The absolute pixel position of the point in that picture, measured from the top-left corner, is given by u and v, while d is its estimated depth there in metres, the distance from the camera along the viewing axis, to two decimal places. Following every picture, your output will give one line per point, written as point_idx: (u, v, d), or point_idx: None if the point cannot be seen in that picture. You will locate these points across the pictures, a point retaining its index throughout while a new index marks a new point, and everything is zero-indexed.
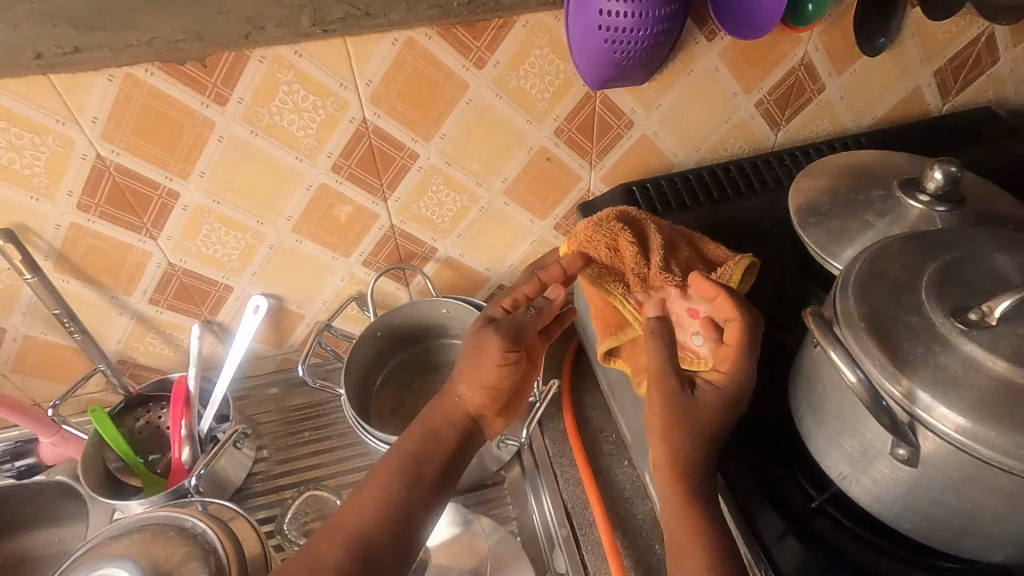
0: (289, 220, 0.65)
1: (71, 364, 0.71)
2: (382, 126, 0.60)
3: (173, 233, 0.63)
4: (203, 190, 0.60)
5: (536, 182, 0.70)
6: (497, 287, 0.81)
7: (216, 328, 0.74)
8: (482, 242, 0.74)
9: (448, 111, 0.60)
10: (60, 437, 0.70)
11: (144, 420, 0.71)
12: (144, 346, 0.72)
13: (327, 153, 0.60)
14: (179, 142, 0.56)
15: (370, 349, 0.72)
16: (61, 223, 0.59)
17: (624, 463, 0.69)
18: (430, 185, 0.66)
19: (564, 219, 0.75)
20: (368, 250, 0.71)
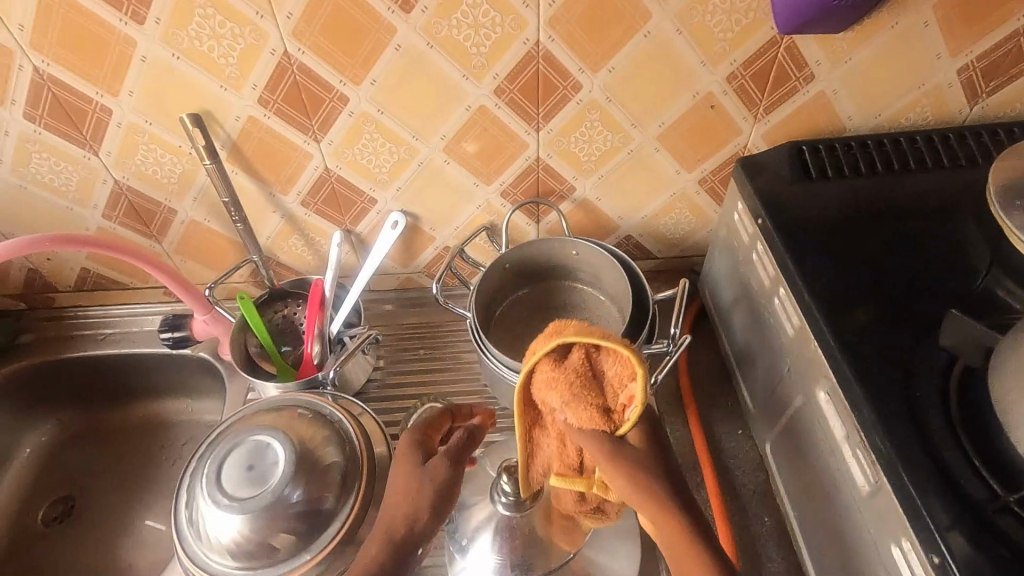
0: (442, 139, 0.66)
1: (225, 252, 0.77)
2: (553, 52, 0.59)
3: (335, 139, 0.65)
4: (370, 99, 0.62)
5: (692, 131, 0.66)
6: (625, 237, 0.79)
7: (353, 239, 0.77)
8: (622, 188, 0.72)
9: (622, 42, 0.58)
10: (212, 316, 0.76)
11: (281, 314, 0.76)
12: (288, 245, 0.77)
13: (493, 75, 0.60)
14: (359, 47, 0.57)
15: (496, 280, 0.73)
16: (241, 115, 0.62)
17: (736, 433, 0.68)
18: (585, 120, 0.65)
19: (712, 174, 0.71)
20: (509, 180, 0.71)
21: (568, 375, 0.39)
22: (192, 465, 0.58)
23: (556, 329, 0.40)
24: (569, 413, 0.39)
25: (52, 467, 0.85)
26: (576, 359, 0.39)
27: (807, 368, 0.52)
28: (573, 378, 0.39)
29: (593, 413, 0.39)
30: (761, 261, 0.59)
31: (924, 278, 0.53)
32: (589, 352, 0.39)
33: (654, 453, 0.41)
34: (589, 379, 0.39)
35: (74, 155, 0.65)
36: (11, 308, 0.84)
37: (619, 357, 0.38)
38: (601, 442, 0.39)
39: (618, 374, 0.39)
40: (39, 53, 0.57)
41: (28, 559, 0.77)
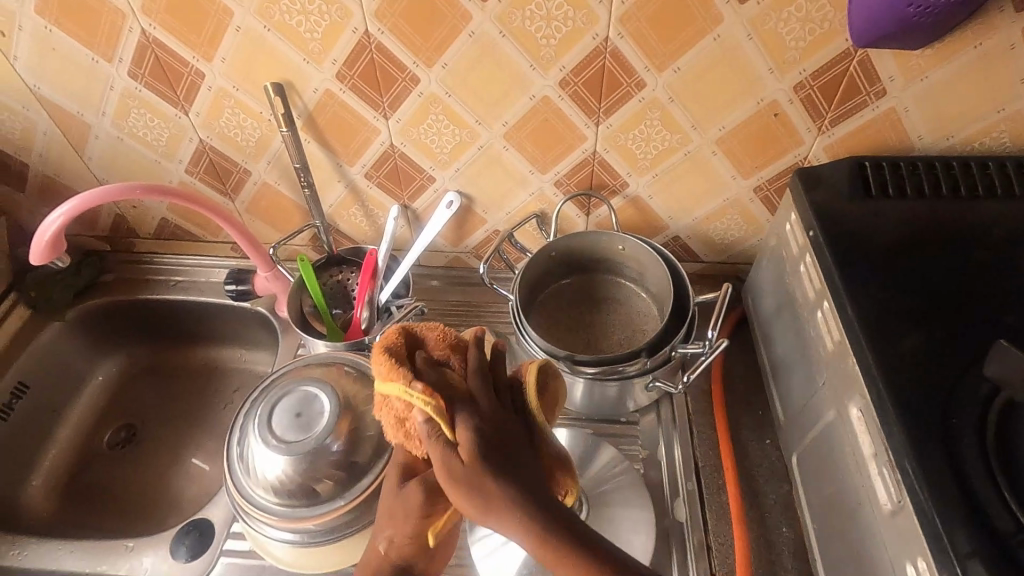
0: (504, 126, 0.68)
1: (291, 215, 0.82)
2: (620, 49, 0.60)
3: (402, 117, 0.68)
4: (440, 81, 0.64)
5: (752, 137, 0.66)
6: (673, 237, 0.80)
7: (409, 214, 0.80)
8: (674, 188, 0.73)
9: (691, 43, 0.59)
10: (273, 273, 0.81)
11: (335, 279, 0.81)
12: (349, 214, 0.81)
13: (560, 67, 0.62)
14: (435, 32, 0.60)
15: (541, 266, 0.75)
16: (319, 88, 0.66)
17: (764, 442, 0.69)
18: (645, 118, 0.66)
19: (768, 183, 0.71)
20: (564, 171, 0.72)
21: (382, 359, 0.43)
22: (246, 407, 0.63)
23: (388, 341, 0.45)
24: (440, 386, 0.42)
25: (119, 396, 0.93)
26: (430, 338, 0.46)
27: (842, 384, 0.52)
28: (385, 366, 0.43)
29: (393, 367, 0.42)
30: (808, 274, 0.59)
31: (968, 307, 0.52)
32: (407, 332, 0.46)
33: (479, 457, 0.39)
34: (392, 364, 0.43)
35: (167, 113, 0.71)
36: (98, 249, 0.93)
37: (388, 357, 0.43)
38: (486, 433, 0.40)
39: (407, 369, 0.42)
40: (147, 17, 0.62)
41: (92, 477, 0.85)
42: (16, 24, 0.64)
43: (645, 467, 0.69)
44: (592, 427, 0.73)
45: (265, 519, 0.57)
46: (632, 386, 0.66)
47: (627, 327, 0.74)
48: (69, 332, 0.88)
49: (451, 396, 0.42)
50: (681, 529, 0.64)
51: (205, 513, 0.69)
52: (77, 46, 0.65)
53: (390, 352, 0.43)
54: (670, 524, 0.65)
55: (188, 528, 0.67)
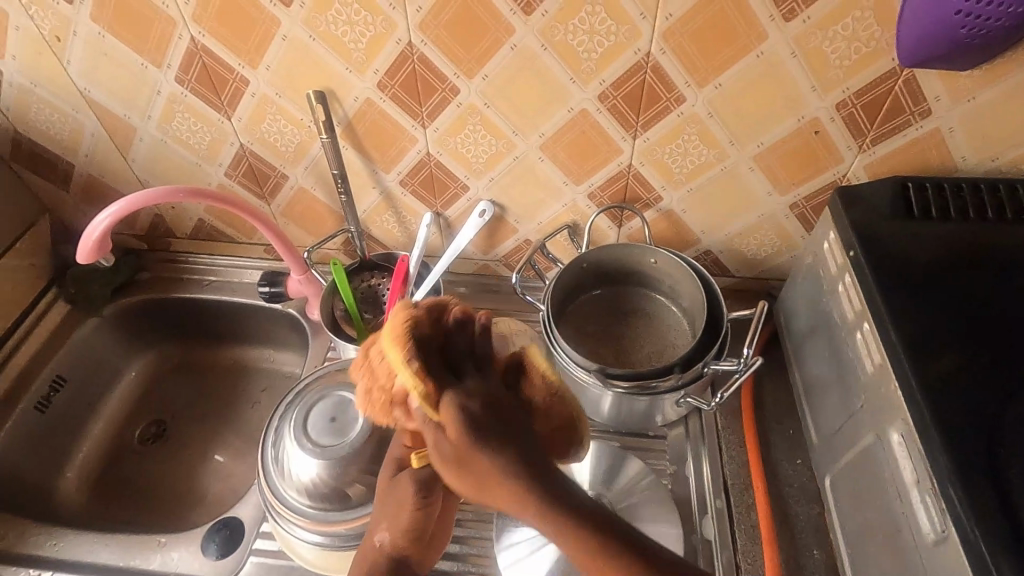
0: (540, 137, 0.68)
1: (325, 219, 0.83)
2: (662, 63, 0.60)
3: (440, 127, 0.69)
4: (480, 92, 0.65)
5: (791, 154, 0.66)
6: (705, 251, 0.79)
7: (441, 222, 0.81)
8: (709, 202, 0.73)
9: (734, 59, 0.59)
10: (306, 277, 0.82)
11: (366, 283, 0.82)
12: (381, 220, 0.82)
13: (600, 80, 0.62)
14: (478, 43, 0.61)
15: (572, 277, 0.75)
16: (360, 96, 0.67)
17: (794, 462, 0.68)
18: (683, 133, 0.66)
19: (805, 200, 0.70)
20: (598, 183, 0.72)
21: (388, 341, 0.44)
22: (280, 409, 0.64)
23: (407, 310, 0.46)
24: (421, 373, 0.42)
25: (151, 392, 0.94)
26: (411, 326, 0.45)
27: (881, 408, 0.52)
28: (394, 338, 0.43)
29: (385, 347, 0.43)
30: (848, 294, 0.58)
31: (1016, 333, 0.51)
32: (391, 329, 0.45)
33: (472, 438, 0.40)
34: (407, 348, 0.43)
35: (210, 117, 0.72)
36: (135, 247, 0.95)
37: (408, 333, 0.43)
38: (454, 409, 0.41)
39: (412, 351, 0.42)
40: (197, 25, 0.63)
41: (123, 470, 0.87)
42: (72, 30, 0.66)
43: (673, 483, 0.69)
44: (619, 440, 0.73)
45: (297, 519, 0.58)
46: (663, 401, 0.66)
47: (657, 341, 0.74)
48: (105, 327, 0.90)
49: (447, 382, 0.42)
50: (709, 547, 0.63)
51: (234, 512, 0.70)
52: (127, 52, 0.67)
53: (404, 325, 0.43)
54: (698, 541, 0.64)
55: (219, 526, 0.68)
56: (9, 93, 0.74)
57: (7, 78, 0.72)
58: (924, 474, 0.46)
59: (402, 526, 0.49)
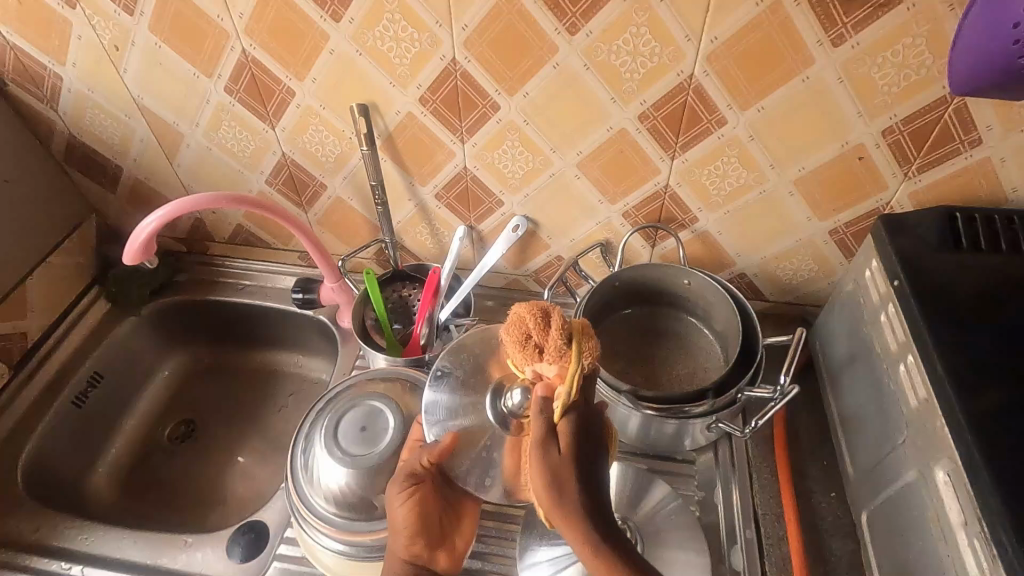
0: (578, 155, 0.69)
1: (360, 228, 0.84)
2: (705, 86, 0.60)
3: (478, 142, 0.70)
4: (520, 109, 0.66)
5: (833, 179, 0.65)
6: (739, 274, 0.78)
7: (474, 235, 0.82)
8: (746, 225, 0.72)
9: (779, 83, 0.58)
10: (339, 285, 0.83)
11: (398, 293, 0.82)
12: (415, 232, 0.83)
13: (641, 101, 0.62)
14: (521, 61, 0.61)
15: (604, 296, 0.74)
16: (402, 110, 0.69)
17: (829, 495, 0.66)
18: (722, 155, 0.65)
19: (845, 226, 0.69)
20: (634, 202, 0.72)
21: (525, 317, 0.41)
22: (311, 416, 0.65)
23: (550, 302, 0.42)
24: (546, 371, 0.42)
25: (182, 392, 0.96)
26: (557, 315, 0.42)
27: (926, 444, 0.50)
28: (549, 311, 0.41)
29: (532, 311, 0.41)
30: (891, 324, 0.57)
31: None
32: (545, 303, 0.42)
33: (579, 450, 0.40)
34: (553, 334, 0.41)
35: (256, 126, 0.74)
36: (174, 250, 0.97)
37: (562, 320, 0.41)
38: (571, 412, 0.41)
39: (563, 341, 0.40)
40: (248, 38, 0.65)
41: (152, 468, 0.88)
42: (131, 40, 0.69)
43: (702, 510, 0.67)
44: (646, 463, 0.72)
45: (323, 527, 0.58)
46: (694, 426, 0.65)
47: (688, 364, 0.73)
48: (143, 327, 0.93)
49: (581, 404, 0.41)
50: None
51: (259, 515, 0.70)
52: (181, 62, 0.69)
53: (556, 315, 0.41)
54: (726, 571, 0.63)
55: (243, 529, 0.69)
56: (67, 98, 0.77)
57: (66, 84, 0.75)
58: (973, 516, 0.44)
59: (406, 531, 0.52)
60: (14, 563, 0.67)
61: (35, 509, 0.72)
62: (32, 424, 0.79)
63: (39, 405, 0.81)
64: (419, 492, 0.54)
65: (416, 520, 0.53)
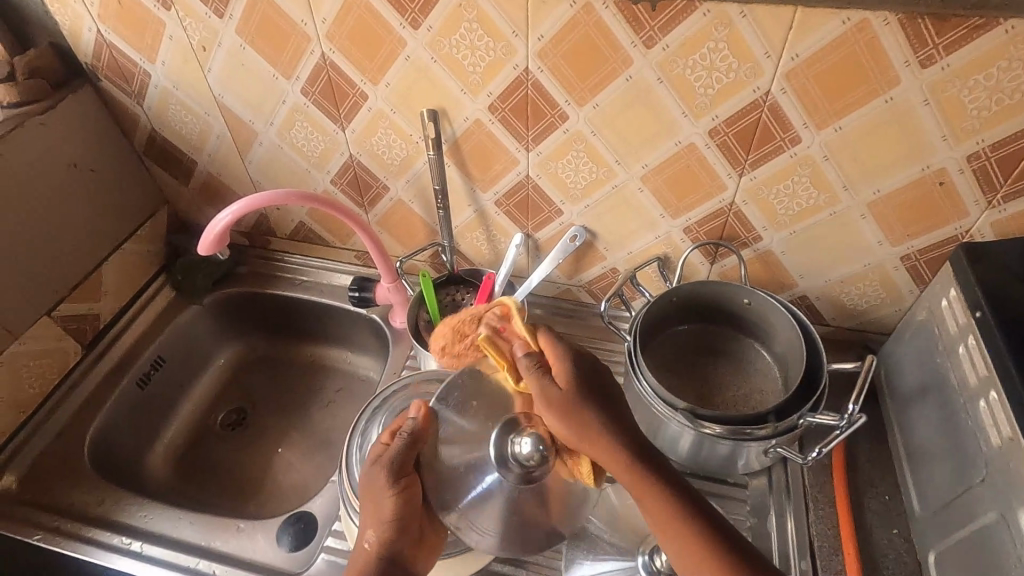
0: (643, 168, 0.68)
1: (417, 231, 0.86)
2: (781, 103, 0.59)
3: (544, 151, 0.70)
4: (589, 120, 0.66)
5: (909, 203, 0.63)
6: (800, 296, 0.76)
7: (530, 243, 0.82)
8: (812, 246, 0.70)
9: (860, 103, 0.57)
10: (395, 285, 0.85)
11: (451, 296, 0.83)
12: (472, 237, 0.84)
13: (713, 116, 0.62)
14: (594, 73, 0.62)
15: (661, 310, 0.73)
16: (470, 117, 0.70)
17: (891, 531, 0.63)
18: (794, 174, 0.64)
19: (919, 253, 0.67)
20: (696, 218, 0.71)
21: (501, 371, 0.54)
22: (366, 413, 0.67)
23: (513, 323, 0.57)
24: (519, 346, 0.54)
25: (235, 381, 0.99)
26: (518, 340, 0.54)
27: (1008, 485, 0.47)
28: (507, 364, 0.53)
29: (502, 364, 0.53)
30: (970, 357, 0.54)
31: None
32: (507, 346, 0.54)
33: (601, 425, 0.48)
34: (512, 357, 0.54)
35: (327, 128, 0.77)
36: (237, 243, 1.01)
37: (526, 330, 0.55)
38: (551, 397, 0.48)
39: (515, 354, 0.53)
40: (329, 42, 0.68)
41: (205, 453, 0.91)
42: (218, 41, 0.72)
43: (753, 535, 0.66)
44: (695, 483, 0.70)
45: None
46: (750, 449, 0.64)
47: (745, 385, 0.71)
48: (204, 315, 0.96)
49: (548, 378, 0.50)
50: None
51: (308, 507, 0.72)
52: (263, 64, 0.72)
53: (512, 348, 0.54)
54: None
55: (293, 519, 0.70)
56: (153, 94, 0.81)
57: (153, 81, 0.79)
58: None
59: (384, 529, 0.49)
60: (78, 534, 0.70)
61: (99, 484, 0.75)
62: (99, 403, 0.83)
63: (106, 384, 0.84)
64: (410, 487, 0.51)
65: (401, 521, 0.50)
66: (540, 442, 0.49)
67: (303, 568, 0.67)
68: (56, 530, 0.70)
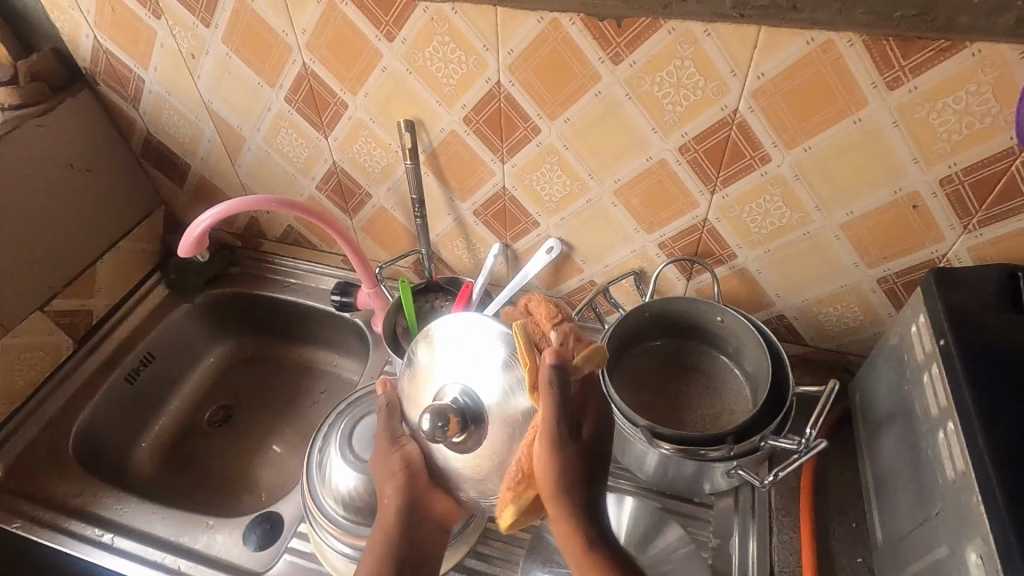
0: (615, 182, 0.68)
1: (400, 237, 0.87)
2: (750, 121, 0.58)
3: (518, 163, 0.71)
4: (560, 134, 0.66)
5: (882, 225, 0.62)
6: (778, 315, 0.75)
7: (509, 253, 0.82)
8: (787, 266, 0.69)
9: (828, 124, 0.56)
10: (375, 290, 0.86)
11: (430, 303, 0.84)
12: (453, 245, 0.85)
13: (682, 133, 0.61)
14: (564, 88, 0.62)
15: (633, 325, 0.73)
16: (446, 128, 0.70)
17: (855, 560, 0.62)
18: (765, 193, 0.63)
19: (895, 276, 0.65)
20: (670, 234, 0.71)
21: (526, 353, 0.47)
22: (331, 417, 0.68)
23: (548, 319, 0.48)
24: (566, 350, 0.46)
25: (224, 378, 1.01)
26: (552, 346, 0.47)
27: (960, 520, 0.46)
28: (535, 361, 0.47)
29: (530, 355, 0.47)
30: (933, 386, 0.53)
31: None
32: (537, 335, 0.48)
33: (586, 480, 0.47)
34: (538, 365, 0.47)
35: (310, 135, 0.78)
36: (230, 244, 1.03)
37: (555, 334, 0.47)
38: (563, 448, 0.46)
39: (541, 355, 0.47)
40: (309, 52, 0.69)
41: (190, 448, 0.93)
42: (205, 49, 0.74)
43: (715, 556, 0.65)
44: (661, 501, 0.70)
45: (331, 528, 0.60)
46: (710, 470, 0.63)
47: (715, 404, 0.70)
48: (195, 314, 0.99)
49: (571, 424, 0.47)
50: None
51: (278, 507, 0.73)
52: (248, 71, 0.74)
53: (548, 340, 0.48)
54: None
55: (261, 518, 0.72)
56: (147, 99, 0.83)
57: (147, 86, 0.81)
58: None
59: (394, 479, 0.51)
60: (56, 524, 0.72)
61: (80, 476, 0.77)
62: (87, 396, 0.85)
63: (95, 378, 0.87)
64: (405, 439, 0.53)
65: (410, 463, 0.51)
66: (438, 418, 0.45)
67: (268, 567, 0.68)
68: (35, 519, 0.72)
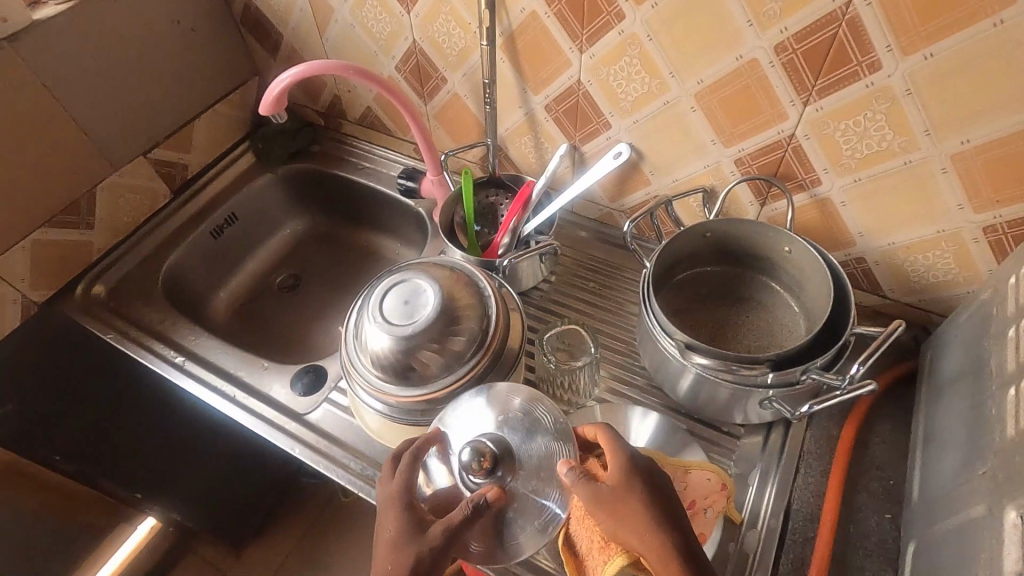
0: (698, 83, 0.63)
1: (470, 129, 0.86)
2: (864, 17, 0.51)
3: (597, 54, 0.67)
4: (645, 21, 0.61)
5: (1003, 161, 0.53)
6: (856, 258, 0.69)
7: (576, 156, 0.79)
8: (876, 201, 0.62)
9: (958, 26, 0.48)
10: (438, 179, 0.86)
11: (489, 199, 0.84)
12: (521, 142, 0.83)
13: (782, 28, 0.55)
14: None
15: (691, 244, 0.69)
16: (527, 8, 0.67)
17: (882, 516, 0.59)
18: (866, 109, 0.56)
19: (1006, 225, 0.57)
20: (750, 148, 0.65)
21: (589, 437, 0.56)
22: (368, 291, 0.70)
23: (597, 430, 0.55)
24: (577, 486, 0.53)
25: (296, 250, 1.08)
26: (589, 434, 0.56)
27: (1007, 479, 0.42)
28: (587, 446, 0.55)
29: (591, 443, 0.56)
30: (1017, 341, 0.47)
31: None
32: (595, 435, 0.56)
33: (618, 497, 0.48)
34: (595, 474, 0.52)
35: (395, 9, 0.78)
36: (315, 124, 1.08)
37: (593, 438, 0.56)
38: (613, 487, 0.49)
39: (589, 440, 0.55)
40: None
41: (259, 306, 1.02)
42: None
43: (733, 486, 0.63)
44: (687, 423, 0.68)
45: (366, 387, 0.65)
46: (744, 398, 0.60)
47: (764, 337, 0.67)
48: (276, 185, 1.05)
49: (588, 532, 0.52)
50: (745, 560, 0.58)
51: (324, 363, 0.79)
52: None
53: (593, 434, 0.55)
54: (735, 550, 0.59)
55: (308, 369, 0.78)
56: None
57: None
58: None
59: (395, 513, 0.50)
60: (141, 342, 0.82)
61: (165, 307, 0.87)
62: (177, 241, 0.94)
63: (185, 227, 0.96)
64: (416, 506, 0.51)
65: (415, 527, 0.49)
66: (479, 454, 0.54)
67: (308, 411, 0.75)
68: (125, 335, 0.83)
